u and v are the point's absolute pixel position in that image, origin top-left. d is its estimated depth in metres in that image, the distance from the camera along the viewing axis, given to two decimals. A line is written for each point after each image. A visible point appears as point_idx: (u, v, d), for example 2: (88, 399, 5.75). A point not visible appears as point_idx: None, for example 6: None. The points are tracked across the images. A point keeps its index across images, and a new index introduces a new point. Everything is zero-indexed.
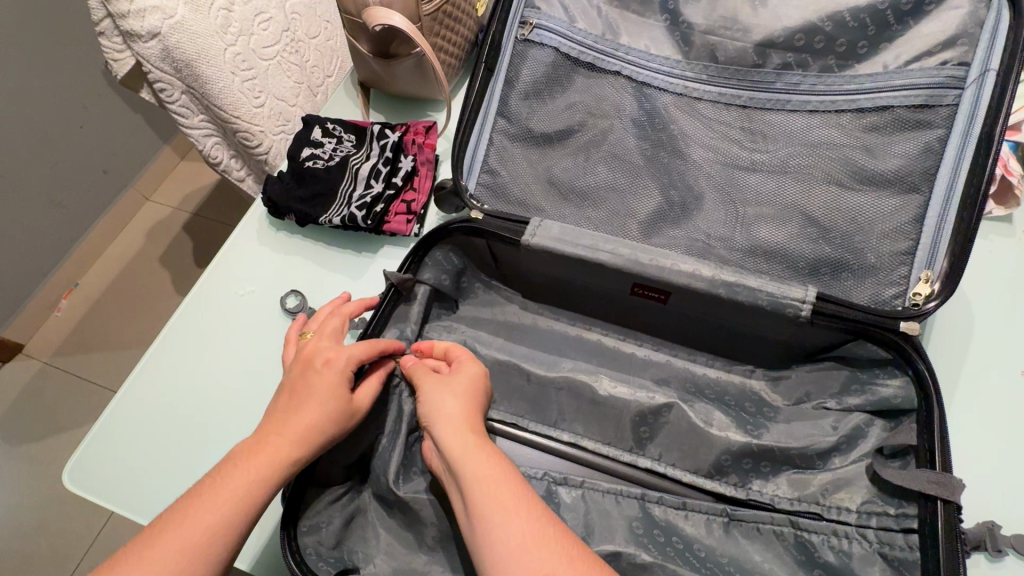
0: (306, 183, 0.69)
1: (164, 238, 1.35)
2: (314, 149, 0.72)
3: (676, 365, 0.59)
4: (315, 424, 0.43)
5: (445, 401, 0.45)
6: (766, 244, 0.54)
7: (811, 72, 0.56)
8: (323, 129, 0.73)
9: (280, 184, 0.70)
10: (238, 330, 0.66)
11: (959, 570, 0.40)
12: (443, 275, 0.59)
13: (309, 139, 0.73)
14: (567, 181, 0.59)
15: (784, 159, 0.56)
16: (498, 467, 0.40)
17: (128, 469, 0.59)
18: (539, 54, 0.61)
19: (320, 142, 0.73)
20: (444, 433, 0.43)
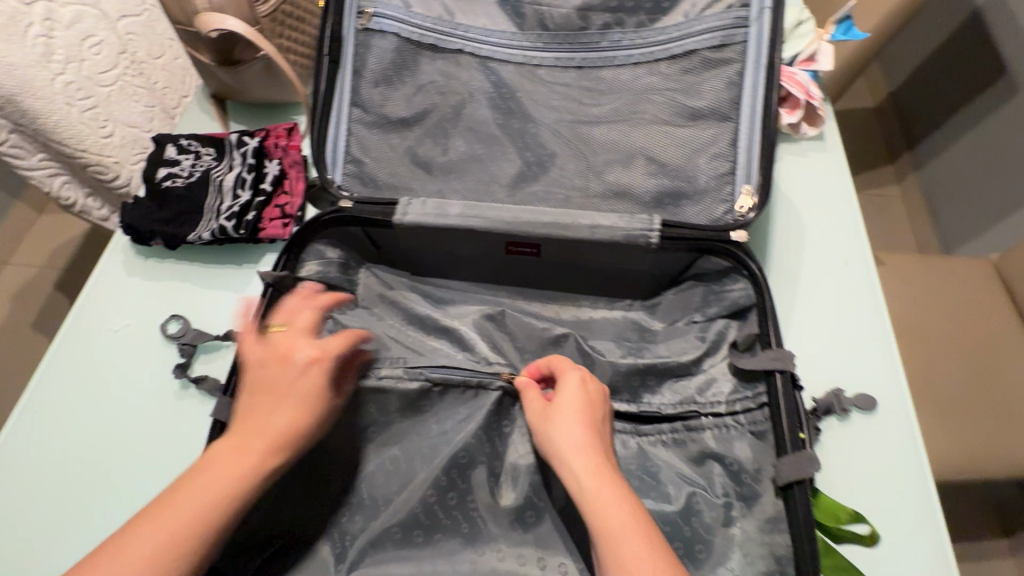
0: (168, 204, 0.67)
1: (32, 299, 1.23)
2: (170, 168, 0.69)
3: (563, 311, 0.64)
4: (288, 428, 0.42)
5: (571, 430, 0.43)
6: (616, 187, 0.60)
7: (629, 29, 0.62)
8: (176, 145, 0.70)
9: (139, 209, 0.66)
10: (119, 366, 0.63)
11: (799, 425, 0.47)
12: (328, 268, 0.59)
13: (162, 158, 0.69)
14: (431, 160, 0.62)
15: (619, 110, 0.62)
16: (627, 504, 0.39)
17: (19, 533, 0.55)
18: (382, 41, 0.63)
19: (175, 160, 0.69)
20: (579, 469, 0.41)
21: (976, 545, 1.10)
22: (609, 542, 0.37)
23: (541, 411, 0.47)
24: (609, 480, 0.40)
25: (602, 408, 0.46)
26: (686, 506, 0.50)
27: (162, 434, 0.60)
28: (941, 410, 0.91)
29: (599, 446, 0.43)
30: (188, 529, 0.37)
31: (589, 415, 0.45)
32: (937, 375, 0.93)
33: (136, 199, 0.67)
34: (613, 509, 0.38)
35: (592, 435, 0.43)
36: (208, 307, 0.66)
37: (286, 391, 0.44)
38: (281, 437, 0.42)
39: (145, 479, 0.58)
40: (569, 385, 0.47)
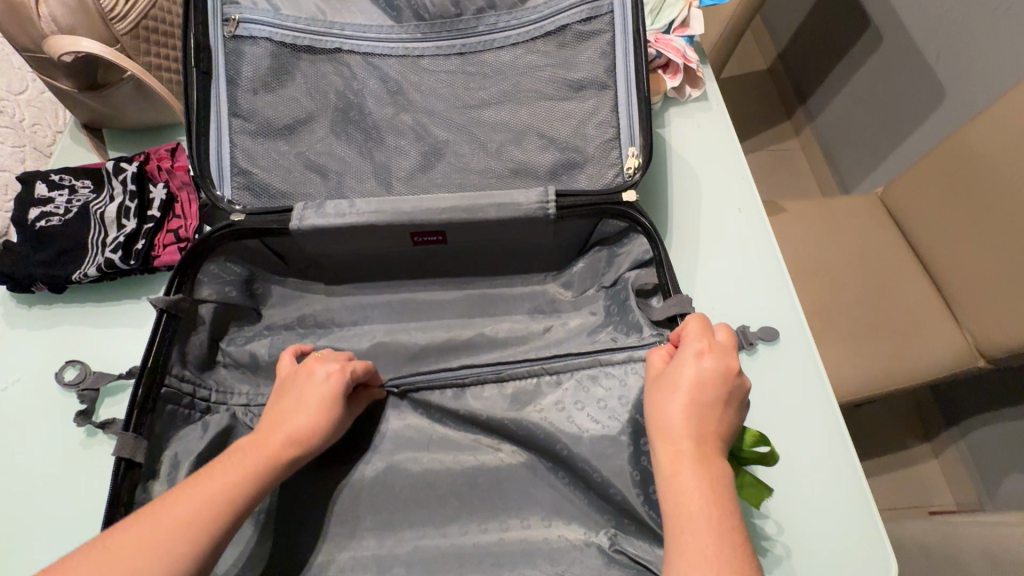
0: (45, 244, 0.62)
1: None
2: (43, 206, 0.64)
3: (480, 294, 0.65)
4: (295, 438, 0.46)
5: (682, 407, 0.43)
6: (511, 165, 0.61)
7: (502, 11, 0.64)
8: (47, 182, 0.65)
9: (12, 253, 0.61)
10: (11, 426, 0.58)
11: None
12: (228, 287, 0.58)
13: (32, 197, 0.64)
14: (323, 163, 0.61)
15: (506, 90, 0.63)
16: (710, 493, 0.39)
17: None
18: (254, 48, 0.61)
19: (48, 197, 0.65)
20: (681, 454, 0.41)
21: (900, 451, 1.21)
22: (681, 528, 0.39)
23: (658, 372, 0.47)
24: (700, 466, 0.41)
25: (728, 388, 0.44)
26: None
27: (72, 487, 0.56)
28: (851, 336, 0.99)
29: (699, 430, 0.42)
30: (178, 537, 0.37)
31: (697, 395, 0.43)
32: (844, 304, 1.01)
33: (5, 245, 0.62)
34: (694, 498, 0.39)
35: (701, 414, 0.43)
36: (107, 346, 0.62)
37: (294, 403, 0.48)
38: (286, 447, 0.45)
39: (57, 538, 0.54)
40: (696, 350, 0.45)
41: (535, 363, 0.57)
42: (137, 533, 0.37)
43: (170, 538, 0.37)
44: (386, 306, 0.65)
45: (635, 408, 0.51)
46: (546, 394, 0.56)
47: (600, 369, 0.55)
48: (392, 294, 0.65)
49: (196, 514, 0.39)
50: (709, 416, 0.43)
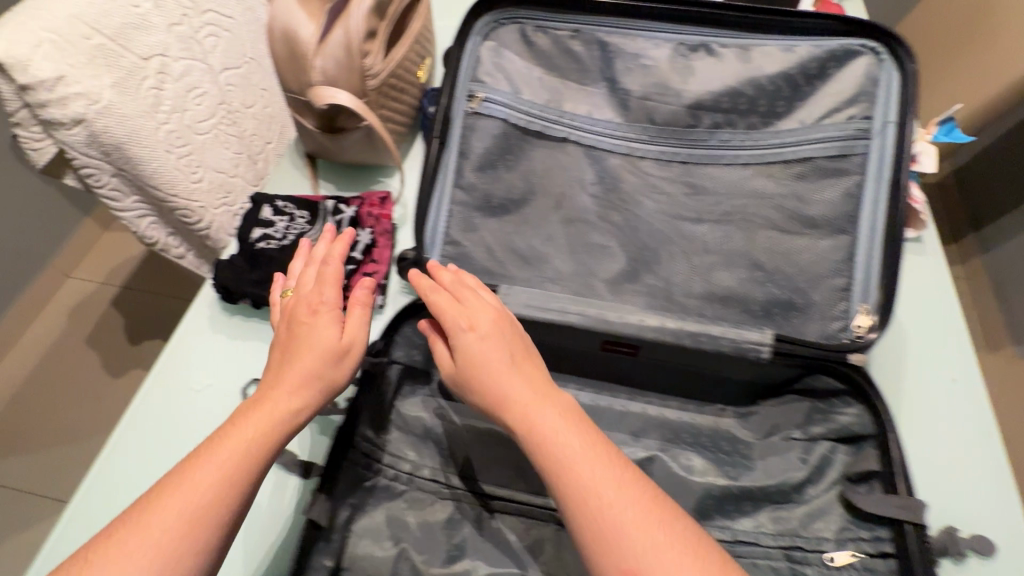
0: (260, 265, 0.67)
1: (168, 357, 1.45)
2: (265, 229, 0.70)
3: (652, 414, 0.59)
4: (293, 393, 0.46)
5: (499, 363, 0.46)
6: (720, 290, 0.57)
7: (740, 130, 0.61)
8: (273, 207, 0.71)
9: (233, 268, 0.67)
10: (197, 428, 0.62)
11: None
12: (416, 351, 0.60)
13: (259, 220, 0.70)
14: (527, 247, 0.61)
15: (727, 210, 0.60)
16: (565, 428, 0.43)
17: None
18: (488, 126, 0.63)
19: (271, 221, 0.70)
20: (546, 440, 0.42)
21: None
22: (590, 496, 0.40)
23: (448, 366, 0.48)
24: (585, 443, 0.42)
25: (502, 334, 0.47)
26: None
27: None
28: None
29: (520, 370, 0.45)
30: (177, 530, 0.39)
31: (513, 351, 0.47)
32: None
33: (228, 259, 0.68)
34: (558, 445, 0.42)
35: (512, 361, 0.46)
36: None
37: (298, 372, 0.47)
38: (280, 422, 0.45)
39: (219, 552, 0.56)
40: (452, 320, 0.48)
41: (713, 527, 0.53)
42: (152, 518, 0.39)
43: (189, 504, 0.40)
44: None
45: None
46: None
47: (793, 567, 0.50)
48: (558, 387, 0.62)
49: (213, 482, 0.41)
50: (524, 359, 0.47)
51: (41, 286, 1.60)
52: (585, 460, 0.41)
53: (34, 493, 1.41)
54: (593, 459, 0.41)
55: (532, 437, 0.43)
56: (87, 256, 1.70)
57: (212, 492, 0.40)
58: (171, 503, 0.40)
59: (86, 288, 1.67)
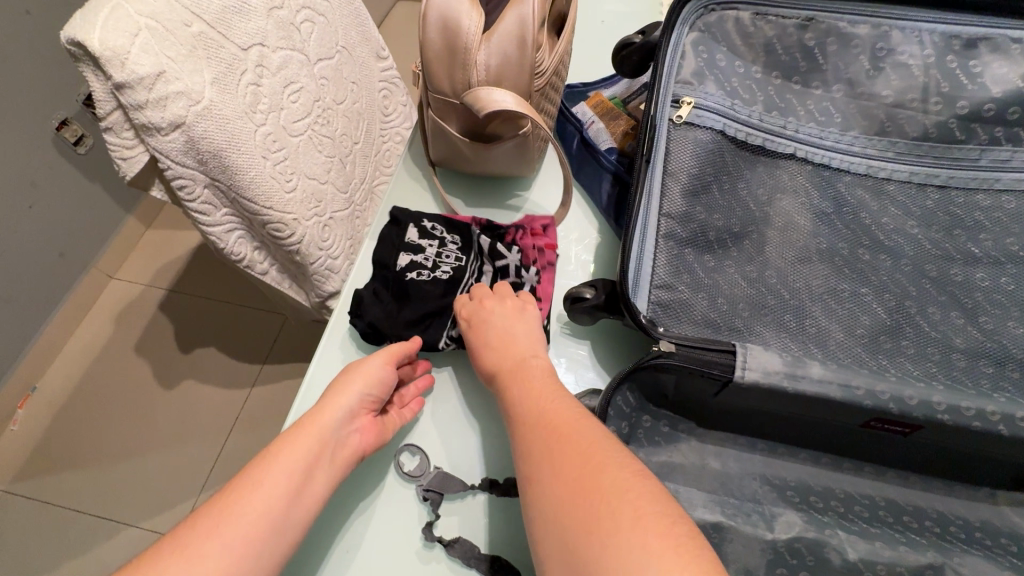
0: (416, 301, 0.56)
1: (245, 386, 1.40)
2: (414, 256, 0.58)
3: (903, 498, 0.49)
4: (350, 396, 0.46)
5: (487, 336, 0.50)
6: (1020, 354, 0.45)
7: (1023, 147, 0.49)
8: (419, 231, 0.60)
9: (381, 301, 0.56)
10: (356, 509, 0.50)
11: None
12: (623, 421, 0.48)
13: (405, 246, 0.58)
14: (757, 293, 0.49)
15: (1011, 249, 0.48)
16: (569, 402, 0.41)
17: None
18: (701, 137, 0.51)
19: (419, 246, 0.59)
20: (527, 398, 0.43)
21: None
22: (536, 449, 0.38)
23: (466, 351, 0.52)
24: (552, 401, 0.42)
25: (512, 321, 0.51)
26: None
27: None
28: None
29: (504, 343, 0.49)
30: (263, 528, 0.37)
31: (503, 333, 0.50)
32: None
33: (371, 289, 0.56)
34: (549, 411, 0.41)
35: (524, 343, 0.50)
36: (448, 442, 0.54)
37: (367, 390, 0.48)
38: (340, 422, 0.44)
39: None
40: (486, 300, 0.53)
41: None
42: (229, 525, 0.36)
43: (269, 504, 0.38)
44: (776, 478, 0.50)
45: None
46: None
47: None
48: (784, 462, 0.51)
49: (286, 480, 0.40)
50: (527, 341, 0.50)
51: (83, 288, 1.43)
52: (557, 417, 0.39)
53: (95, 515, 1.26)
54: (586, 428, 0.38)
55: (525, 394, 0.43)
56: (131, 258, 1.55)
57: (287, 498, 0.39)
58: (249, 509, 0.37)
59: (130, 291, 1.51)
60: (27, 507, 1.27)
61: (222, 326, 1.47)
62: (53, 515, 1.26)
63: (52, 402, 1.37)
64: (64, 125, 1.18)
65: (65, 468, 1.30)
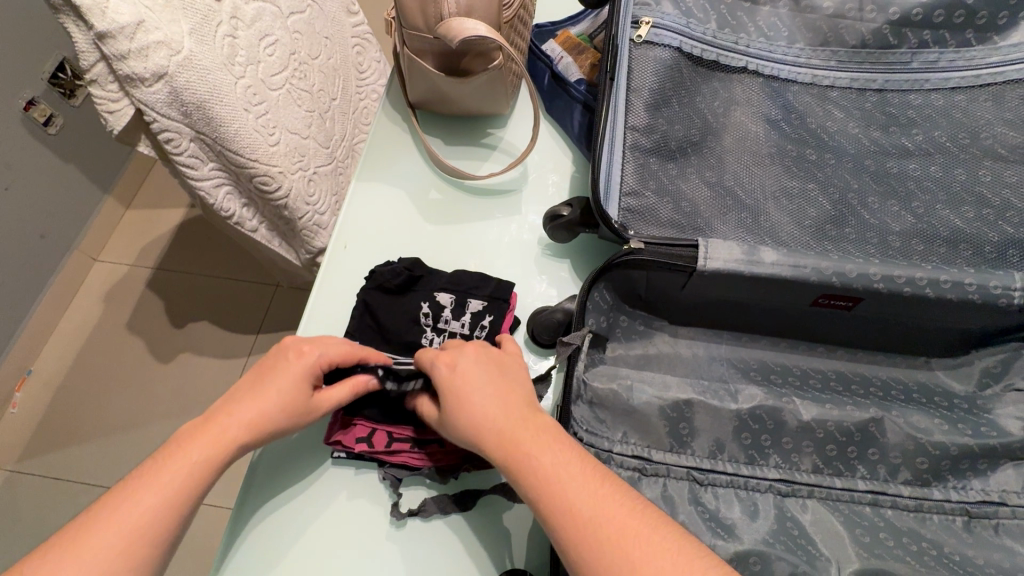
0: (389, 325, 0.58)
1: (242, 358, 1.43)
2: (430, 316, 0.59)
3: (851, 370, 0.55)
4: (255, 416, 0.44)
5: (474, 389, 0.44)
6: (946, 230, 0.51)
7: (949, 48, 0.54)
8: (456, 301, 0.59)
9: (384, 297, 0.60)
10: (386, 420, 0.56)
11: None
12: (601, 317, 0.53)
13: (436, 300, 0.59)
14: (716, 194, 0.54)
15: (941, 141, 0.53)
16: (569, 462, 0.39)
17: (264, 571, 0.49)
18: (661, 55, 0.55)
19: (445, 314, 0.59)
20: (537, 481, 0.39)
21: None
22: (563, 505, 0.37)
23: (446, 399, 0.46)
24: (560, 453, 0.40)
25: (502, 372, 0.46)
26: None
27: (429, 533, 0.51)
28: None
29: (497, 391, 0.44)
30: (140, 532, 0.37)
31: (497, 381, 0.45)
32: None
33: (397, 269, 0.60)
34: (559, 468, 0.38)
35: (505, 394, 0.44)
36: None
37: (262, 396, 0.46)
38: (237, 433, 0.43)
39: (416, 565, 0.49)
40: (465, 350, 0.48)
41: (949, 488, 0.50)
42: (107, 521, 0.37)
43: (152, 507, 0.38)
44: (740, 360, 0.56)
45: None
46: (963, 527, 0.48)
47: None
48: (746, 347, 0.57)
49: (172, 484, 0.39)
50: (508, 385, 0.45)
51: (68, 269, 1.43)
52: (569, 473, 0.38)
53: (101, 486, 1.30)
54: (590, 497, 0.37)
55: (528, 475, 0.39)
56: (114, 238, 1.55)
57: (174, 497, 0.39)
58: (132, 509, 0.38)
59: (116, 271, 1.51)
60: (39, 484, 1.30)
61: (213, 300, 1.49)
62: (67, 490, 1.29)
63: (49, 382, 1.39)
64: (34, 103, 1.17)
65: (74, 444, 1.33)
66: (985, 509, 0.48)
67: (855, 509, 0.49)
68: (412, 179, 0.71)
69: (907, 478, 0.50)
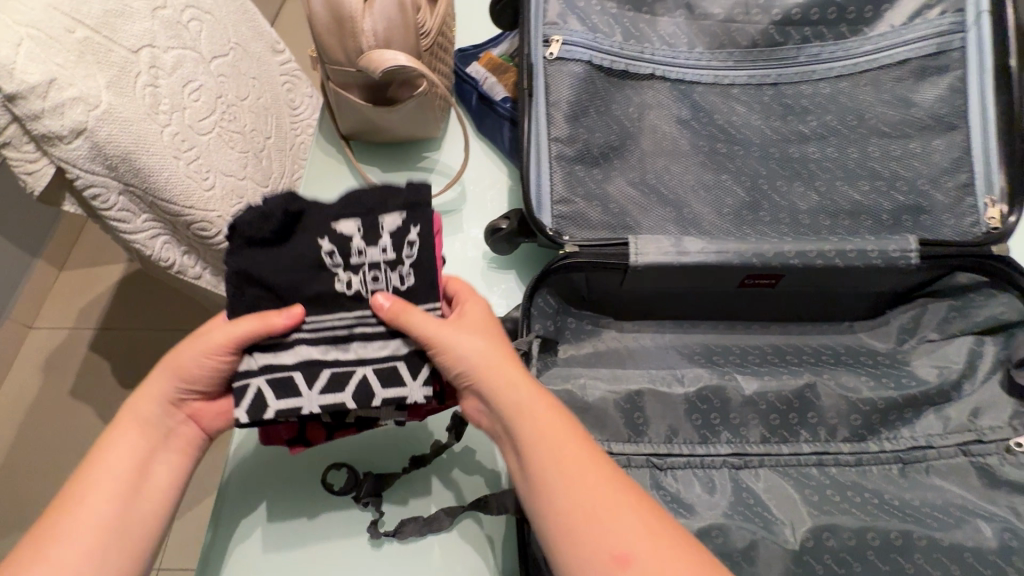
0: (281, 280, 0.45)
1: None
2: (335, 253, 0.45)
3: (786, 342, 0.60)
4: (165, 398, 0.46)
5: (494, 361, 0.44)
6: (847, 205, 0.56)
7: (829, 41, 0.59)
8: (364, 228, 0.45)
9: (259, 253, 0.44)
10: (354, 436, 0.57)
11: None
12: (549, 321, 0.55)
13: (337, 232, 0.45)
14: (640, 192, 0.57)
15: (833, 125, 0.59)
16: (590, 462, 0.40)
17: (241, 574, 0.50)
18: (572, 70, 0.58)
19: (354, 246, 0.45)
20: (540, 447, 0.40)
21: None
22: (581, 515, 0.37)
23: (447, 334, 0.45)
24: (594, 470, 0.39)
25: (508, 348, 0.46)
26: (1002, 544, 0.47)
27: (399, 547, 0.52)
28: None
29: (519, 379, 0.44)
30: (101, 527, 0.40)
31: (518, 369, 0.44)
32: None
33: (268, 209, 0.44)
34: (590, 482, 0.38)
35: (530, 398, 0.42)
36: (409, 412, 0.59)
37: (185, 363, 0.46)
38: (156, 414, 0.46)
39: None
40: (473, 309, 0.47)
41: (884, 441, 0.53)
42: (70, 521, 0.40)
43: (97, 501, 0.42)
44: (683, 345, 0.59)
45: None
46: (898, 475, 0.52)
47: (968, 456, 0.51)
48: (687, 332, 0.60)
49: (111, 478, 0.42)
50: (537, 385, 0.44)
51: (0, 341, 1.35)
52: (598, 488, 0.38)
53: None
54: (620, 511, 0.37)
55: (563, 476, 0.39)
56: (49, 302, 1.47)
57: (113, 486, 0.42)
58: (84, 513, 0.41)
59: (55, 336, 1.44)
60: None
61: (164, 353, 1.43)
62: None
63: None
64: None
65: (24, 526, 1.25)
66: (916, 453, 0.52)
67: (802, 471, 0.52)
68: None
69: (846, 435, 0.54)
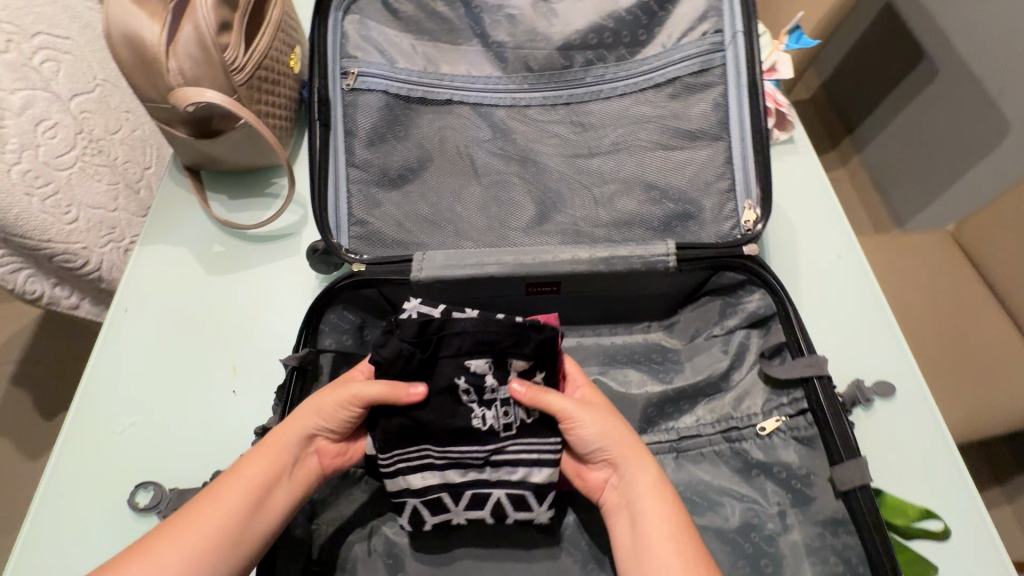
0: None
1: None
2: (470, 392, 0.49)
3: (587, 342, 0.64)
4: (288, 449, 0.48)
5: (584, 419, 0.50)
6: (626, 215, 0.61)
7: (610, 63, 0.64)
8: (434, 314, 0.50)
9: None
10: (176, 444, 0.61)
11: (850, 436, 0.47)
12: (345, 335, 0.59)
13: (471, 372, 0.48)
14: (434, 211, 0.62)
15: (617, 140, 0.63)
16: (666, 522, 0.45)
17: (44, 559, 0.55)
18: (369, 100, 0.62)
19: (489, 383, 0.49)
20: (625, 466, 0.48)
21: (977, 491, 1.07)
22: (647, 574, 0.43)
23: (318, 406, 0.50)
24: (670, 520, 0.45)
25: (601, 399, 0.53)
26: (744, 522, 0.51)
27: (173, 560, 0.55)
28: (943, 380, 0.91)
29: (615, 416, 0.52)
30: None
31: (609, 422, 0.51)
32: (919, 345, 0.94)
33: None
34: (647, 542, 0.44)
35: (629, 446, 0.49)
36: (227, 425, 0.63)
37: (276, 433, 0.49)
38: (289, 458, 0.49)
39: None
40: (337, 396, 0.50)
41: (663, 432, 0.57)
42: None
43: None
44: None
45: (780, 483, 0.51)
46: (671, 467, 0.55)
47: (727, 441, 0.55)
48: None
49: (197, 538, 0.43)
50: (628, 443, 0.50)
51: None
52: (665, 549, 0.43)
53: None
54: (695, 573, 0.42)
55: (653, 526, 0.45)
56: None
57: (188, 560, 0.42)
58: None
59: None
60: None
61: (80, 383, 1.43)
62: None
63: None
64: None
65: None
66: (685, 440, 0.56)
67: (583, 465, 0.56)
68: (194, 236, 0.74)
69: None
